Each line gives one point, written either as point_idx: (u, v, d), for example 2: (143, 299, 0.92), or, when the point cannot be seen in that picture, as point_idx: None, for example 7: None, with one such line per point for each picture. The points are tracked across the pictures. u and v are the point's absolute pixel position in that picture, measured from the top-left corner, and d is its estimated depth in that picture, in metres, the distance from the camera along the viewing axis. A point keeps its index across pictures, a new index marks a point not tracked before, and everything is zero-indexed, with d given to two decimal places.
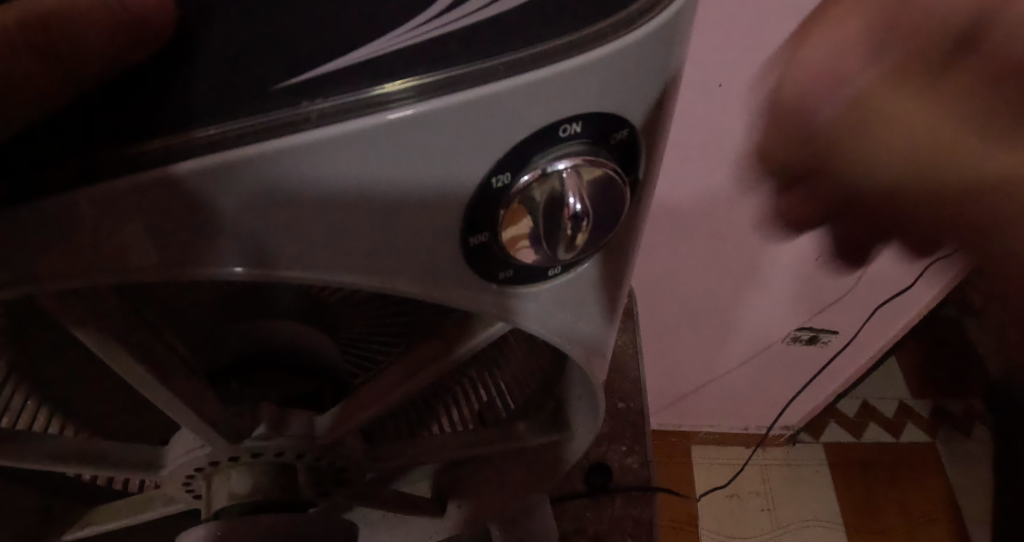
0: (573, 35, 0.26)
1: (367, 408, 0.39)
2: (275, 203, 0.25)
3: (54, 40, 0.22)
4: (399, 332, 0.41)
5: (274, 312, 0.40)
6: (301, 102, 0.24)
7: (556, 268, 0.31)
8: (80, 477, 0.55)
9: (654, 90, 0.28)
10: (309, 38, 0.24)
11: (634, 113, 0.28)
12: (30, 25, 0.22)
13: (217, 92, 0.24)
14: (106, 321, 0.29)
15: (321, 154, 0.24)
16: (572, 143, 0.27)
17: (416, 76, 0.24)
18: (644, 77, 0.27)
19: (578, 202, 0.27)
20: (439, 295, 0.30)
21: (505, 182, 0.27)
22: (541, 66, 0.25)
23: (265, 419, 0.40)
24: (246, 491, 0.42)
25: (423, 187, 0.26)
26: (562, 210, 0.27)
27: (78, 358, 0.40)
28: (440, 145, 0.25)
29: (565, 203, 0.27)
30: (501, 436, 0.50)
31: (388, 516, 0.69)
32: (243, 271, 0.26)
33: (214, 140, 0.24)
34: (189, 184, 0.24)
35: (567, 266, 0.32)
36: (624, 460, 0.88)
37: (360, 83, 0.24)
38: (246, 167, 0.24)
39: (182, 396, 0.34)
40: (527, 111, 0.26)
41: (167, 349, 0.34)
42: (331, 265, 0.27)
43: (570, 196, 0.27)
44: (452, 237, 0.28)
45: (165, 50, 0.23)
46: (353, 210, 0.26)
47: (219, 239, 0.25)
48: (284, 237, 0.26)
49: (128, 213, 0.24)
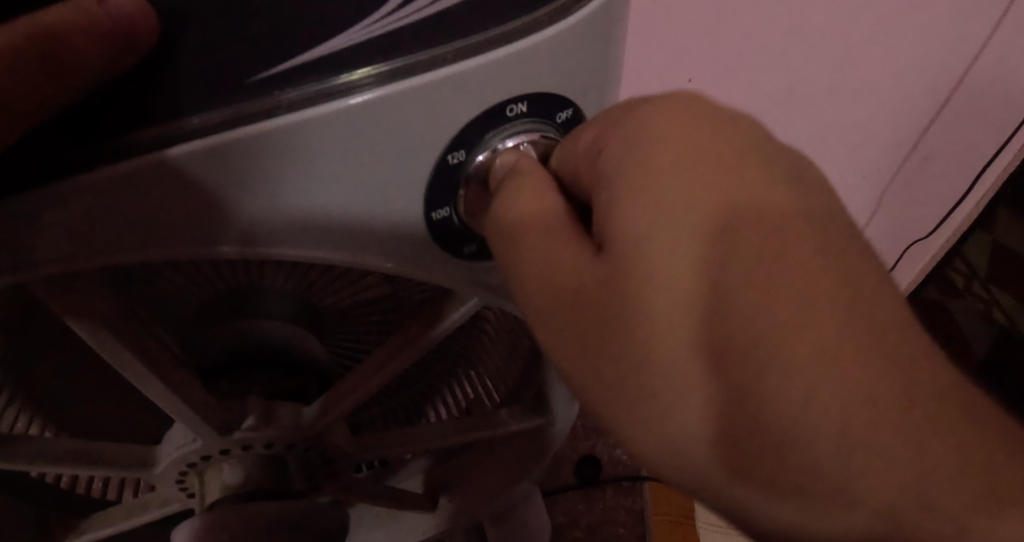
0: (517, 22, 0.28)
1: (351, 394, 0.41)
2: (258, 183, 0.27)
3: (56, 49, 0.23)
4: (378, 318, 0.43)
5: (260, 312, 0.41)
6: (274, 92, 0.26)
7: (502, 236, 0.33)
8: (76, 487, 0.56)
9: (592, 72, 0.30)
10: (275, 36, 0.25)
11: (574, 93, 0.31)
12: (34, 36, 0.23)
13: (195, 87, 0.25)
14: (99, 315, 0.31)
15: (298, 137, 0.26)
16: (519, 121, 0.30)
17: (379, 64, 0.26)
18: (586, 57, 0.30)
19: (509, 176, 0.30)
20: (410, 269, 0.32)
21: (460, 159, 0.30)
22: (488, 52, 0.27)
23: (253, 412, 0.42)
24: (237, 483, 0.43)
25: (391, 165, 0.28)
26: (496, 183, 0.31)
27: (66, 365, 0.41)
28: (405, 125, 0.27)
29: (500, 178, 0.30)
30: (485, 423, 0.52)
31: (381, 513, 0.71)
32: (228, 250, 0.28)
33: (197, 129, 0.25)
34: (176, 169, 0.25)
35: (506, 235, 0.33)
36: (613, 452, 0.91)
37: (324, 73, 0.26)
38: (228, 150, 0.26)
39: (171, 385, 0.35)
40: (479, 92, 0.28)
41: (157, 342, 0.36)
42: (308, 243, 0.29)
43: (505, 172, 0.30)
44: (418, 212, 0.30)
45: (147, 56, 0.24)
46: (330, 190, 0.28)
47: (204, 220, 0.27)
48: (265, 216, 0.28)
49: (119, 200, 0.26)
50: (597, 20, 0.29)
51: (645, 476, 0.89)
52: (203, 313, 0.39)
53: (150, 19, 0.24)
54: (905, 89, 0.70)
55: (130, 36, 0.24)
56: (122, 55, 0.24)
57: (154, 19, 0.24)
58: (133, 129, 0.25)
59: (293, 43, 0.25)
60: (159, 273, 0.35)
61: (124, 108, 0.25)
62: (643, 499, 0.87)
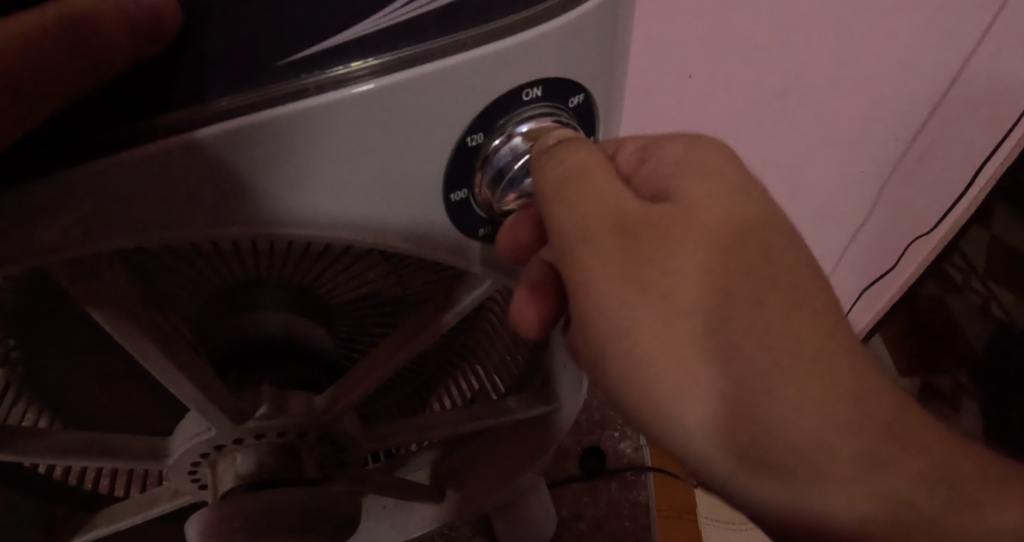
0: (531, 11, 0.29)
1: (365, 380, 0.42)
2: (281, 164, 0.27)
3: (81, 37, 0.24)
4: (389, 308, 0.44)
5: (277, 303, 0.42)
6: (302, 75, 0.26)
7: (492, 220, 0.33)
8: (84, 483, 0.57)
9: (602, 60, 0.31)
10: (298, 24, 0.26)
11: (586, 80, 0.32)
12: (61, 23, 0.24)
13: (221, 72, 0.26)
14: (118, 302, 0.32)
15: (322, 118, 0.27)
16: (534, 105, 0.31)
17: (400, 49, 0.27)
18: (598, 45, 0.31)
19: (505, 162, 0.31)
20: (427, 251, 0.33)
21: (479, 141, 0.30)
22: (505, 38, 0.28)
23: (267, 400, 0.42)
24: (250, 471, 0.44)
25: (411, 148, 0.29)
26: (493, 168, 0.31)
27: (82, 357, 0.42)
28: (424, 108, 0.28)
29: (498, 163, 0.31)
30: (493, 411, 0.52)
31: (388, 506, 0.71)
32: (250, 231, 0.29)
33: (225, 111, 0.26)
34: (202, 150, 0.26)
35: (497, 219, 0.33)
36: (617, 445, 0.91)
37: (349, 58, 0.27)
38: (255, 132, 0.26)
39: (187, 372, 0.36)
40: (496, 77, 0.29)
41: (173, 331, 0.36)
42: (329, 226, 0.30)
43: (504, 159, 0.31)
44: (436, 193, 0.31)
45: (171, 44, 0.25)
46: (350, 172, 0.28)
47: (228, 202, 0.27)
48: (288, 198, 0.28)
49: (144, 182, 0.26)
50: (609, 9, 0.30)
51: (649, 468, 0.90)
52: (220, 301, 0.40)
53: (174, 8, 0.24)
54: (903, 82, 0.72)
55: (155, 24, 0.24)
56: (149, 43, 0.25)
57: (177, 7, 0.24)
58: (159, 114, 0.26)
59: (316, 30, 0.26)
60: (177, 262, 0.35)
61: (150, 94, 0.26)
62: (647, 491, 0.88)
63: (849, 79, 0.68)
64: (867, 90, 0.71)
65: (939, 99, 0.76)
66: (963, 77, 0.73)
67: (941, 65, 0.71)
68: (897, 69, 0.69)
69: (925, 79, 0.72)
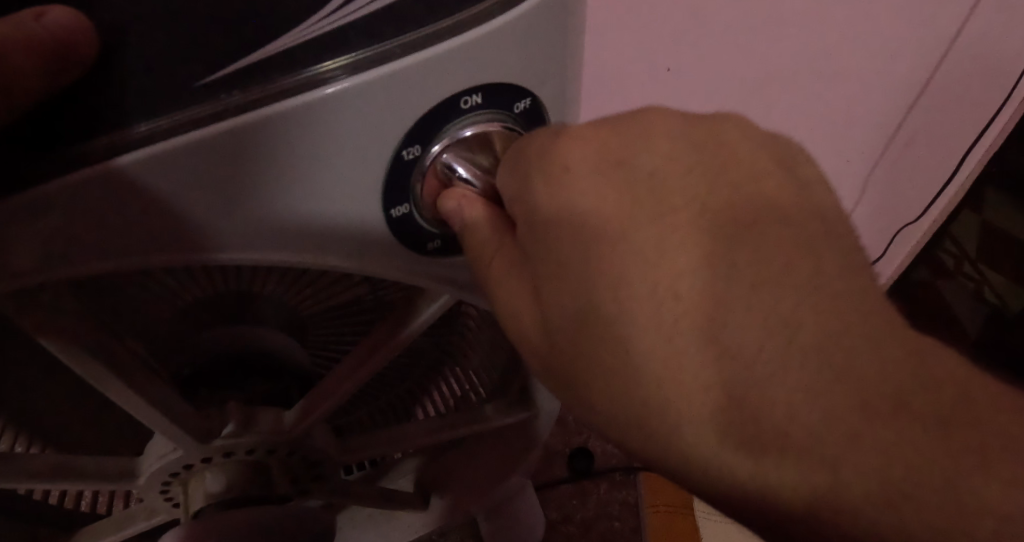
0: (464, 13, 0.28)
1: (331, 395, 0.41)
2: (213, 186, 0.26)
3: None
4: (360, 322, 0.42)
5: (242, 319, 0.41)
6: (221, 95, 0.25)
7: (433, 242, 0.33)
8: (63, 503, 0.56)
9: (549, 61, 0.31)
10: (224, 37, 0.24)
11: (532, 84, 0.31)
12: None
13: (142, 95, 0.25)
14: (69, 328, 0.31)
15: (252, 138, 0.26)
16: (474, 113, 0.30)
17: (341, 57, 0.26)
18: (540, 46, 0.30)
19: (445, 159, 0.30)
20: (372, 268, 0.32)
21: (416, 153, 0.30)
22: (439, 43, 0.27)
23: (233, 418, 0.41)
24: (221, 490, 0.43)
25: (348, 163, 0.28)
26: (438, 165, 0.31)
27: (38, 384, 0.41)
28: (360, 122, 0.27)
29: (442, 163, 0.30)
30: (471, 419, 0.52)
31: (374, 514, 0.69)
32: (188, 255, 0.28)
33: (148, 136, 0.25)
34: (128, 176, 0.25)
35: (444, 239, 0.33)
36: (606, 446, 0.91)
37: (271, 75, 0.26)
38: (182, 154, 0.25)
39: (144, 394, 0.35)
40: (432, 84, 0.28)
41: (129, 353, 0.35)
42: (269, 246, 0.29)
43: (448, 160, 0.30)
44: (375, 210, 0.30)
45: (90, 68, 0.24)
46: (286, 192, 0.28)
47: (163, 227, 0.27)
48: (224, 221, 0.27)
49: (71, 210, 0.25)
50: (550, 8, 0.29)
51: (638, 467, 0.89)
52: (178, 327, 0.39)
53: (88, 31, 0.23)
54: (883, 73, 0.71)
55: (69, 48, 0.23)
56: (69, 66, 0.23)
57: (90, 30, 0.23)
58: (82, 140, 0.25)
59: (242, 42, 0.25)
60: (130, 289, 0.34)
61: (74, 120, 0.25)
62: (636, 492, 0.88)
63: (831, 69, 0.67)
64: (851, 79, 0.70)
65: (924, 85, 0.75)
66: (946, 62, 0.72)
67: (922, 51, 0.70)
68: (879, 58, 0.69)
69: (906, 67, 0.72)
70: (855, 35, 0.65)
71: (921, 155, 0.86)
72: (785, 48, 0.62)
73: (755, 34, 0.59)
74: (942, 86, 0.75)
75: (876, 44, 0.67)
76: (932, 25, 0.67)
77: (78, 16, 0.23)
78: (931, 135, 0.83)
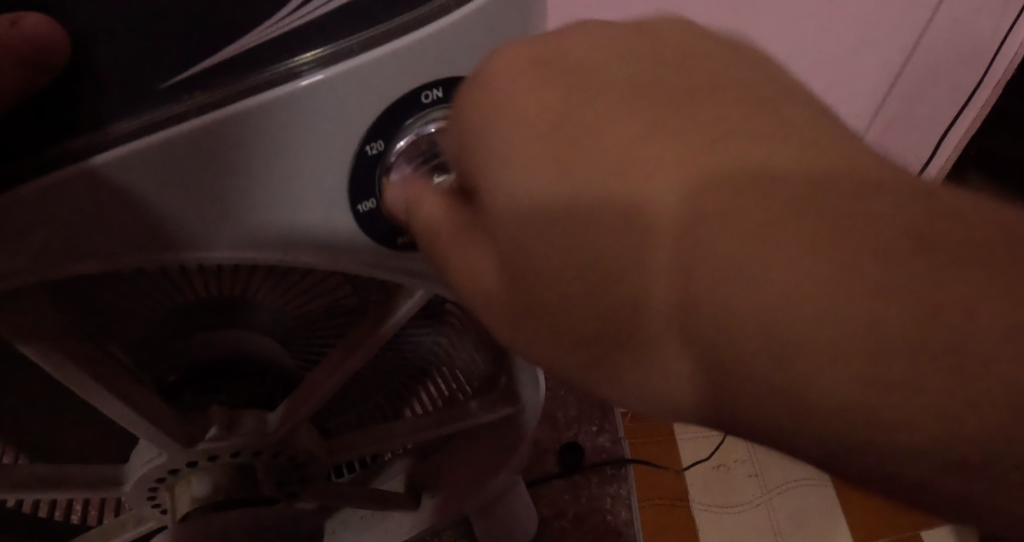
0: (424, 9, 0.28)
1: (312, 396, 0.41)
2: (182, 184, 0.27)
3: None
4: (342, 323, 0.43)
5: (226, 323, 0.41)
6: (185, 96, 0.26)
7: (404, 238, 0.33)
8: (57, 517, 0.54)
9: None
10: (182, 41, 0.25)
11: None
12: None
13: (109, 100, 0.25)
14: (46, 334, 0.31)
15: (219, 137, 0.26)
16: (437, 107, 0.30)
17: (321, 47, 0.27)
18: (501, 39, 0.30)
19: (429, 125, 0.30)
20: (341, 265, 0.33)
21: (379, 149, 0.30)
22: (402, 37, 0.28)
23: (217, 422, 0.41)
24: (207, 494, 0.43)
25: (315, 159, 0.29)
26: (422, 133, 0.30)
27: (22, 401, 0.40)
28: (325, 117, 0.28)
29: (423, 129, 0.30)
30: (457, 416, 0.51)
31: (366, 516, 0.69)
32: (159, 255, 0.28)
33: (115, 139, 0.25)
34: (97, 177, 0.25)
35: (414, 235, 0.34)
36: (596, 440, 0.93)
37: (233, 75, 0.26)
38: (151, 155, 0.26)
39: (127, 401, 0.35)
40: (396, 79, 0.28)
41: (111, 361, 0.35)
42: (238, 245, 0.29)
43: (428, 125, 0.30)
44: (343, 205, 0.30)
45: (61, 73, 0.24)
46: (253, 190, 0.28)
47: (135, 226, 0.27)
48: (193, 221, 0.28)
49: (41, 213, 0.26)
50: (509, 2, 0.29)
51: (630, 461, 0.91)
52: (160, 333, 0.39)
53: (60, 37, 0.23)
54: None
55: (43, 53, 0.23)
56: (39, 74, 0.24)
57: (64, 36, 0.23)
58: (54, 145, 0.25)
59: (200, 47, 0.25)
60: (107, 295, 0.34)
61: (47, 126, 0.25)
62: (628, 484, 0.90)
63: None
64: None
65: None
66: None
67: None
68: None
69: None
70: None
71: None
72: None
73: None
74: None
75: None
76: None
77: (50, 21, 0.23)
78: None
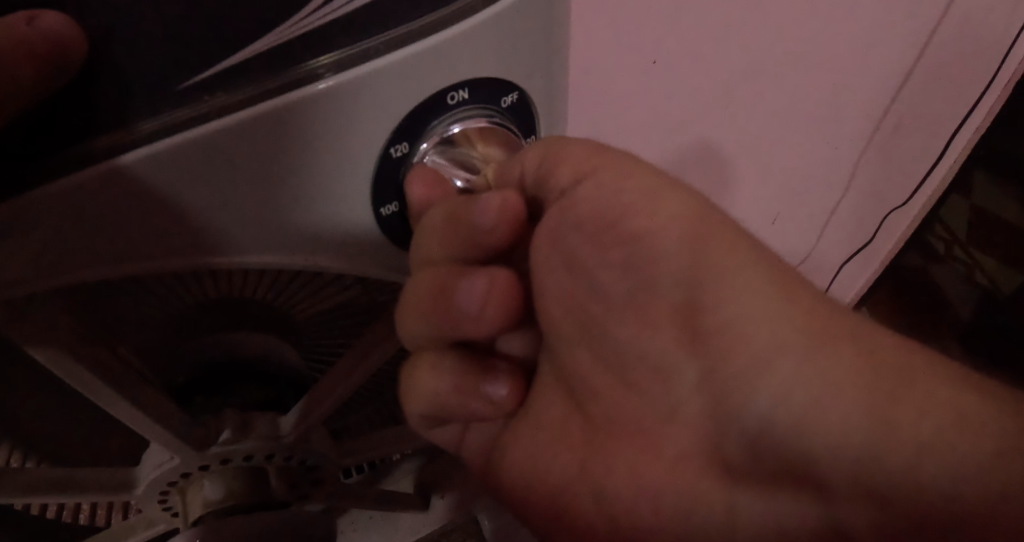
0: (448, 9, 0.28)
1: (326, 400, 0.41)
2: (204, 186, 0.26)
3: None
4: (356, 327, 0.42)
5: (239, 326, 0.40)
6: (205, 97, 0.25)
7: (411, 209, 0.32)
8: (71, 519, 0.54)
9: (536, 57, 0.31)
10: (200, 42, 0.24)
11: (518, 77, 0.31)
12: None
13: (129, 99, 0.24)
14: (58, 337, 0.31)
15: (243, 137, 0.26)
16: (462, 108, 0.30)
17: (345, 47, 0.26)
18: (525, 39, 0.30)
19: (455, 126, 0.30)
20: (359, 268, 0.32)
21: (404, 151, 0.30)
22: (424, 37, 0.27)
23: (229, 425, 0.41)
24: (219, 498, 0.43)
25: (336, 163, 0.28)
26: (445, 135, 0.30)
27: (36, 403, 0.40)
28: (345, 119, 0.27)
29: (447, 131, 0.30)
30: None
31: (375, 516, 0.68)
32: (180, 258, 0.28)
33: (137, 140, 0.25)
34: (121, 177, 0.25)
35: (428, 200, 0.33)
36: None
37: (255, 77, 0.26)
38: (175, 155, 0.25)
39: (141, 406, 0.34)
40: (417, 80, 0.28)
41: (122, 364, 0.35)
42: (258, 248, 0.29)
43: (451, 126, 0.30)
44: (363, 207, 0.30)
45: (79, 72, 0.23)
46: (275, 194, 0.28)
47: (155, 229, 0.27)
48: (215, 225, 0.27)
49: (62, 216, 0.25)
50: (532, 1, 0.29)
51: None
52: (176, 336, 0.38)
53: (79, 37, 0.23)
54: (872, 67, 0.72)
55: (61, 54, 0.23)
56: (58, 74, 0.23)
57: (80, 34, 0.23)
58: (69, 144, 0.24)
59: (218, 47, 0.25)
60: (121, 298, 0.33)
61: (65, 124, 0.24)
62: None
63: (820, 72, 0.68)
64: (847, 77, 0.71)
65: (910, 70, 0.75)
66: (932, 46, 0.73)
67: (908, 34, 0.70)
68: (870, 47, 0.69)
69: (894, 55, 0.72)
70: (850, 27, 0.65)
71: (921, 132, 0.86)
72: (781, 50, 0.62)
73: (763, 28, 0.58)
74: (929, 75, 0.77)
75: (866, 36, 0.67)
76: (919, 13, 0.68)
77: (68, 20, 0.23)
78: (928, 114, 0.84)
